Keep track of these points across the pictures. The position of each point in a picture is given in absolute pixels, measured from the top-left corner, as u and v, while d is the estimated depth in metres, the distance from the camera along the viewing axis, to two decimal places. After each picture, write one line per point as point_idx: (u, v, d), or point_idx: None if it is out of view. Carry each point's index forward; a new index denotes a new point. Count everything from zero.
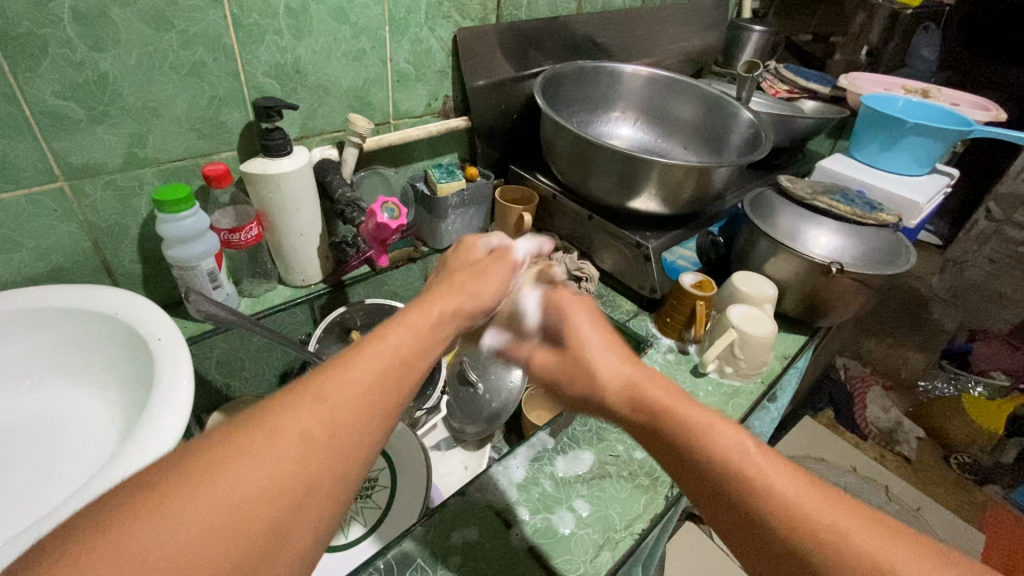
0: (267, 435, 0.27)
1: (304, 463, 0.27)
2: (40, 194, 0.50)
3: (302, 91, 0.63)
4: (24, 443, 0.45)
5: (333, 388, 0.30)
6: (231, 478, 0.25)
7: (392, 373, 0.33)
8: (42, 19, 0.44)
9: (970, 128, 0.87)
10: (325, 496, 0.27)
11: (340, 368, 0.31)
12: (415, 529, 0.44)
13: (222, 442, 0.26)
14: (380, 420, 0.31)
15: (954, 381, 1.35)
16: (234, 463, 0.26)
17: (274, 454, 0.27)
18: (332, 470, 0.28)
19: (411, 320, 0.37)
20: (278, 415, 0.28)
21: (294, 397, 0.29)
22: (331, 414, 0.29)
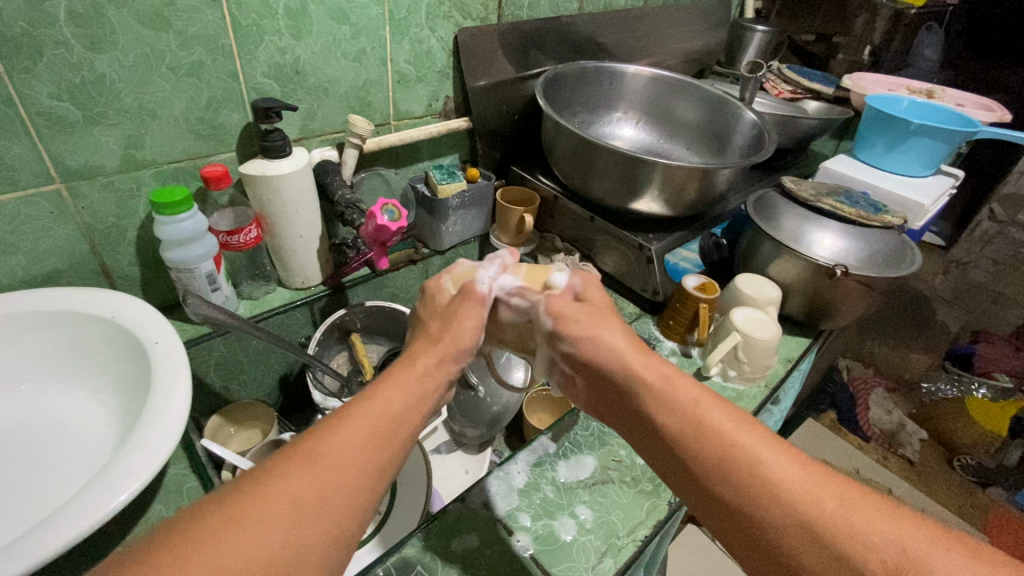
0: (267, 498, 0.28)
1: (305, 524, 0.28)
2: (36, 196, 0.50)
3: (302, 92, 0.63)
4: (21, 447, 0.45)
5: (331, 447, 0.31)
6: (236, 544, 0.26)
7: (388, 430, 0.34)
8: (38, 19, 0.44)
9: (975, 128, 0.86)
10: (326, 558, 0.28)
11: (338, 430, 0.32)
12: (414, 535, 0.44)
13: (221, 510, 0.27)
14: (378, 478, 0.32)
15: (958, 383, 1.33)
16: (236, 530, 0.26)
17: (277, 520, 0.27)
18: (335, 531, 0.29)
19: (405, 376, 0.38)
20: (276, 479, 0.29)
21: (294, 461, 0.30)
22: (328, 475, 0.30)
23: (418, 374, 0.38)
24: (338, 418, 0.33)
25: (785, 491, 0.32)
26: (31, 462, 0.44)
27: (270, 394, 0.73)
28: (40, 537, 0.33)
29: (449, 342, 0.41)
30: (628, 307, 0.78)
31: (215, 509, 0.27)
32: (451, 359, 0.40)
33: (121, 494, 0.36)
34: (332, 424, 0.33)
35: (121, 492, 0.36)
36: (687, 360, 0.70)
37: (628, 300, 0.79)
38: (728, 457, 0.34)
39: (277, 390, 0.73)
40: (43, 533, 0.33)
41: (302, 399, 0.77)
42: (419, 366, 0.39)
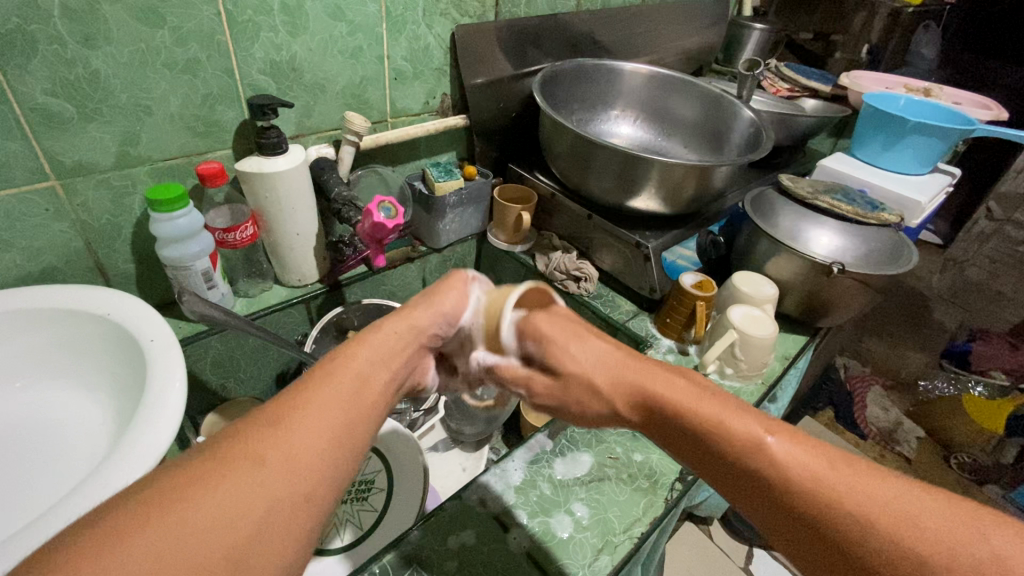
0: (235, 460, 0.28)
1: (279, 476, 0.28)
2: (31, 193, 0.50)
3: (298, 89, 0.62)
4: (15, 446, 0.44)
5: (299, 412, 0.31)
6: (203, 505, 0.25)
7: (358, 396, 0.34)
8: (31, 15, 0.43)
9: (972, 127, 0.86)
10: (305, 507, 0.28)
11: (307, 395, 0.32)
12: (411, 533, 0.44)
13: (186, 472, 0.27)
14: (353, 437, 0.32)
15: (954, 381, 1.34)
16: (202, 490, 0.26)
17: (244, 480, 0.27)
18: (306, 491, 0.29)
19: (373, 344, 0.38)
20: (243, 442, 0.29)
21: (262, 425, 0.30)
22: (300, 430, 0.30)
23: (386, 344, 0.39)
24: (307, 380, 0.34)
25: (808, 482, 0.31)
26: (25, 460, 0.44)
27: (268, 392, 0.73)
28: (34, 535, 0.33)
29: (421, 313, 0.43)
30: (625, 305, 0.78)
31: (179, 473, 0.27)
32: (418, 329, 0.42)
33: (116, 491, 0.35)
34: (301, 386, 0.33)
35: (116, 489, 0.36)
36: (684, 357, 0.70)
37: (625, 297, 0.79)
38: (761, 456, 0.33)
39: (274, 388, 0.73)
40: (38, 531, 0.33)
41: None
42: (386, 335, 0.40)
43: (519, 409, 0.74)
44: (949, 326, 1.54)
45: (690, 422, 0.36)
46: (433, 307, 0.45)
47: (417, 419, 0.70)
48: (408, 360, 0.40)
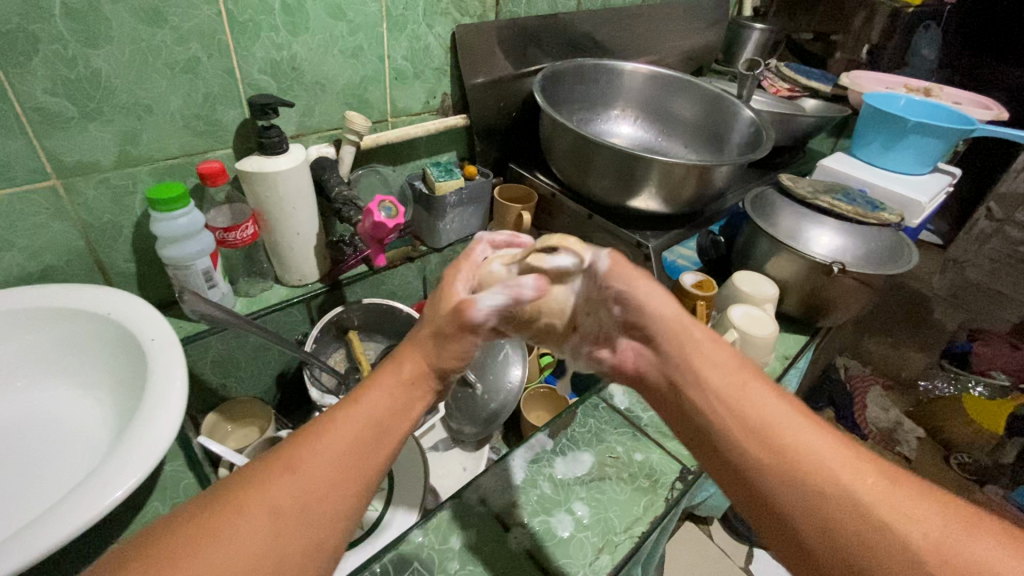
0: (246, 510, 0.28)
1: (286, 535, 0.28)
2: (32, 192, 0.50)
3: (298, 88, 0.62)
4: (16, 445, 0.44)
5: (314, 458, 0.31)
6: (214, 560, 0.26)
7: (375, 441, 0.34)
8: (33, 14, 0.44)
9: (972, 127, 0.87)
10: (309, 567, 0.28)
11: (322, 437, 0.32)
12: (411, 533, 0.44)
13: (198, 522, 0.27)
14: (364, 489, 0.32)
15: (954, 381, 1.34)
16: (213, 546, 0.26)
17: (255, 531, 0.27)
18: (315, 543, 0.29)
19: (392, 382, 0.37)
20: (257, 489, 0.29)
21: (276, 471, 0.30)
22: (312, 483, 0.30)
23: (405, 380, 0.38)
24: (323, 426, 0.33)
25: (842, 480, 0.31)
26: (26, 459, 0.44)
27: (268, 391, 0.73)
28: (34, 535, 0.33)
29: (443, 347, 0.40)
30: None
31: (193, 523, 0.27)
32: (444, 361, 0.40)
33: (117, 489, 0.35)
34: (318, 433, 0.33)
35: (116, 488, 0.36)
36: None
37: None
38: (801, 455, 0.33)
39: (274, 387, 0.73)
40: (39, 530, 0.33)
41: (299, 396, 0.77)
42: (408, 369, 0.39)
43: (519, 409, 0.75)
44: (949, 326, 1.54)
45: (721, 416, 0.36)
46: (447, 350, 0.40)
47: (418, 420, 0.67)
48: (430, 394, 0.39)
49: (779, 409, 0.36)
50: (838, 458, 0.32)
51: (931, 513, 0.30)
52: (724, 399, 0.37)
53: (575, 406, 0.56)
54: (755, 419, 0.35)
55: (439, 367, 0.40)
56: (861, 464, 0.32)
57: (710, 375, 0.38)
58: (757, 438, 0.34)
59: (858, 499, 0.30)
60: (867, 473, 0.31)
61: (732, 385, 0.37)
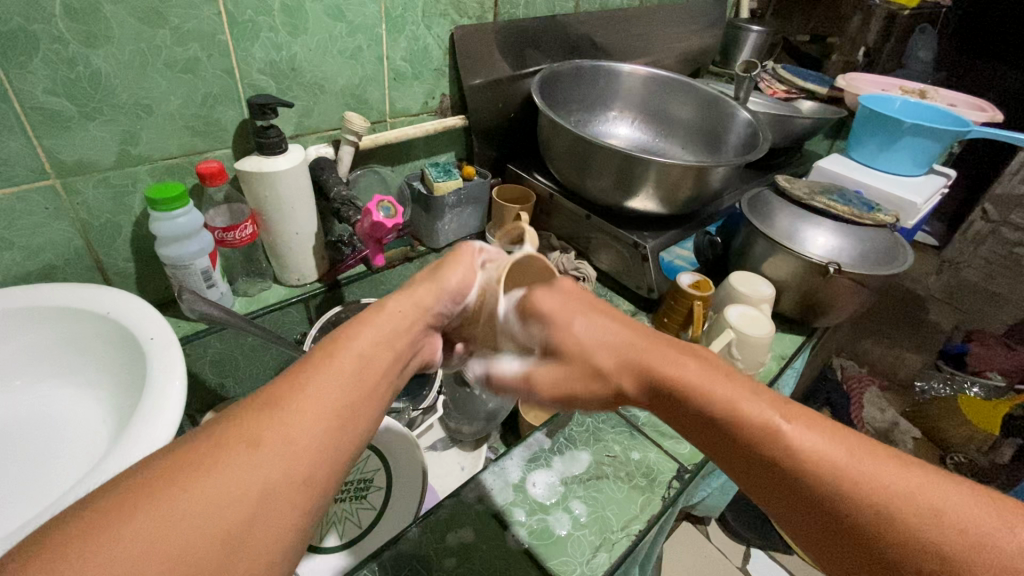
0: (231, 443, 0.28)
1: (270, 464, 0.27)
2: (31, 192, 0.50)
3: (297, 89, 0.63)
4: (15, 445, 0.45)
5: (298, 393, 0.31)
6: (197, 488, 0.25)
7: (358, 377, 0.33)
8: (33, 15, 0.44)
9: (967, 129, 0.87)
10: (298, 495, 0.28)
11: (307, 376, 0.32)
12: (409, 531, 0.44)
13: (182, 457, 0.27)
14: (350, 423, 0.32)
15: (950, 381, 1.33)
16: (196, 474, 0.26)
17: (241, 462, 0.27)
18: (305, 474, 0.28)
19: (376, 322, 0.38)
20: (241, 423, 0.29)
21: (261, 407, 0.30)
22: (297, 418, 0.30)
23: (391, 321, 0.38)
24: (307, 366, 0.33)
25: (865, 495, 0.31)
26: (25, 459, 0.44)
27: None
28: (33, 533, 0.33)
29: (427, 289, 0.42)
30: (623, 304, 0.78)
31: (176, 456, 0.27)
32: (424, 307, 0.41)
33: None
34: (301, 372, 0.32)
35: None
36: None
37: (623, 297, 0.80)
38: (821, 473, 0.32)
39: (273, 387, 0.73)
40: (37, 528, 0.33)
41: None
42: (389, 313, 0.39)
43: (517, 408, 0.75)
44: (945, 327, 1.55)
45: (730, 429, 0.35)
46: (436, 286, 0.42)
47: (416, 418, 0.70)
48: (414, 339, 0.39)
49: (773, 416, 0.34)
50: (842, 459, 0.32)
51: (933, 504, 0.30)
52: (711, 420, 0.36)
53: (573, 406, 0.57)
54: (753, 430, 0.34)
55: (425, 307, 0.41)
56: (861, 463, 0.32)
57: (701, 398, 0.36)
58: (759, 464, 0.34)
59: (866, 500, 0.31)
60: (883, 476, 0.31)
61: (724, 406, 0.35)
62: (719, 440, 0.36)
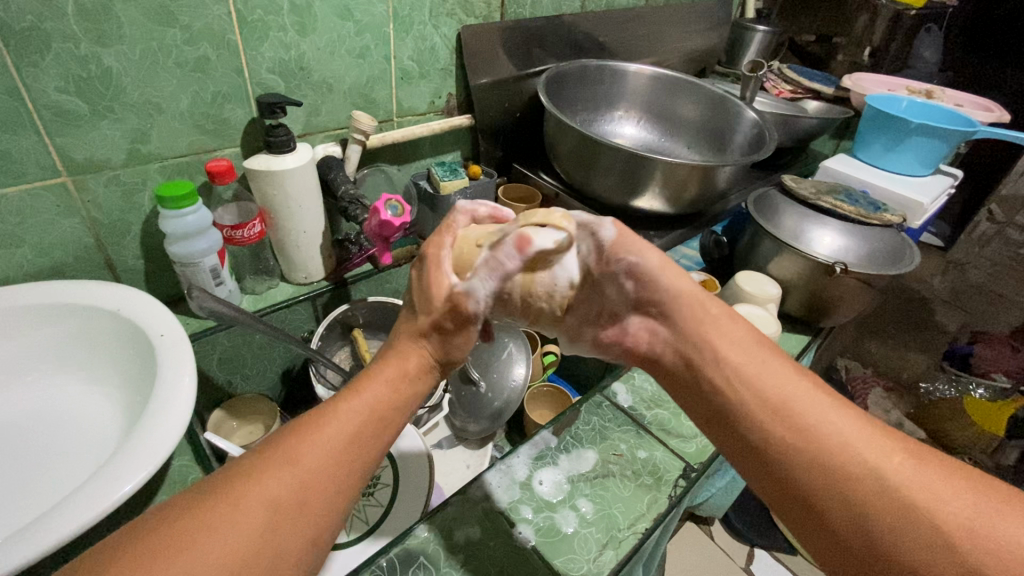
0: (227, 505, 0.28)
1: (279, 526, 0.29)
2: (42, 188, 0.50)
3: (305, 88, 0.63)
4: (26, 440, 0.45)
5: (313, 451, 0.32)
6: (206, 549, 0.26)
7: (368, 432, 0.34)
8: (46, 13, 0.44)
9: (974, 128, 0.87)
10: (300, 559, 0.29)
11: (316, 428, 0.33)
12: (417, 527, 0.44)
13: (190, 515, 0.27)
14: (355, 480, 0.33)
15: (955, 382, 1.33)
16: (203, 534, 0.27)
17: (256, 518, 0.28)
18: (310, 534, 0.30)
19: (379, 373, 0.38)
20: (255, 482, 0.29)
21: (274, 462, 0.31)
22: (307, 476, 0.31)
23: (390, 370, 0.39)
24: (324, 417, 0.34)
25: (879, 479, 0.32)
26: (36, 454, 0.44)
27: (273, 388, 0.74)
28: (48, 526, 0.33)
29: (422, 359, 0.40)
30: None
31: (177, 520, 0.27)
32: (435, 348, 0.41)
33: (126, 484, 0.36)
34: (320, 422, 0.33)
35: (126, 483, 0.36)
36: None
37: None
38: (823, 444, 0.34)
39: (280, 385, 0.74)
40: (48, 522, 0.33)
41: (304, 395, 0.78)
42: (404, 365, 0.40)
43: (522, 407, 0.75)
44: (951, 328, 1.54)
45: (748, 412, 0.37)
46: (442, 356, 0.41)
47: (422, 416, 0.67)
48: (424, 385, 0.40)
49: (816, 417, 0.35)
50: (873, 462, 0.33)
51: (965, 514, 0.30)
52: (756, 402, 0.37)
53: (579, 405, 0.57)
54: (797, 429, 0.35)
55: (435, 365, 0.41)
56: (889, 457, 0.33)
57: (726, 354, 0.40)
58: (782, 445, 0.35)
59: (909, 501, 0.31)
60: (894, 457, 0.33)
61: (747, 364, 0.39)
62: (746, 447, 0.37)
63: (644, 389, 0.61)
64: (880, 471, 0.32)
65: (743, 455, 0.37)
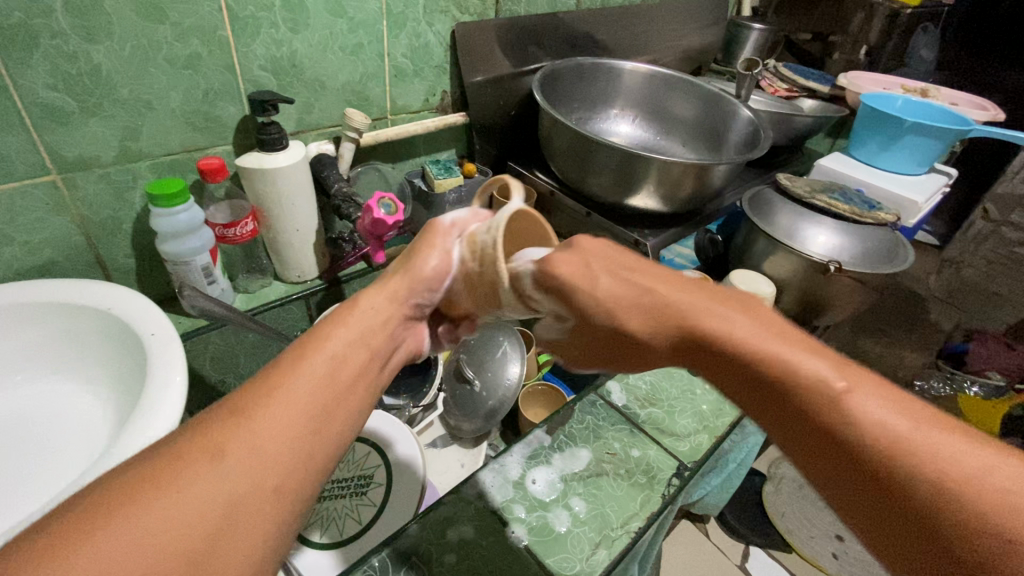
0: (192, 455, 0.26)
1: (235, 478, 0.26)
2: (31, 186, 0.50)
3: (298, 85, 0.63)
4: (16, 441, 0.45)
5: (267, 405, 0.29)
6: (158, 505, 0.24)
7: (328, 381, 0.32)
8: (33, 9, 0.44)
9: (968, 128, 0.87)
10: (265, 512, 0.27)
11: (270, 381, 0.30)
12: (408, 527, 0.42)
13: (143, 472, 0.25)
14: (321, 428, 0.30)
15: (950, 381, 1.31)
16: (157, 487, 0.24)
17: (207, 472, 0.26)
18: (275, 484, 0.27)
19: (349, 320, 0.36)
20: (207, 437, 0.27)
21: (226, 417, 0.28)
22: (262, 427, 0.28)
23: (369, 319, 0.37)
24: (272, 373, 0.31)
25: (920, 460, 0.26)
26: (27, 454, 0.44)
27: None
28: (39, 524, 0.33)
29: (399, 280, 0.40)
30: None
31: (139, 472, 0.25)
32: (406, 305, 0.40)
33: None
34: (270, 377, 0.31)
35: None
36: None
37: None
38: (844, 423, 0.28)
39: None
40: (38, 522, 0.33)
41: None
42: (364, 314, 0.37)
43: (517, 406, 0.76)
44: (945, 327, 1.55)
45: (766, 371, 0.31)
46: (410, 276, 0.40)
47: (416, 415, 0.70)
48: (391, 337, 0.38)
49: (828, 375, 0.30)
50: (894, 420, 0.28)
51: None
52: (761, 374, 0.31)
53: (573, 402, 0.56)
54: (807, 393, 0.29)
55: (402, 299, 0.39)
56: (930, 436, 0.27)
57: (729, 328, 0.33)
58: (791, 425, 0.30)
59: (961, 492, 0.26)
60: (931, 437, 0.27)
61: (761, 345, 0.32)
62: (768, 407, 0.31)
63: (637, 387, 0.60)
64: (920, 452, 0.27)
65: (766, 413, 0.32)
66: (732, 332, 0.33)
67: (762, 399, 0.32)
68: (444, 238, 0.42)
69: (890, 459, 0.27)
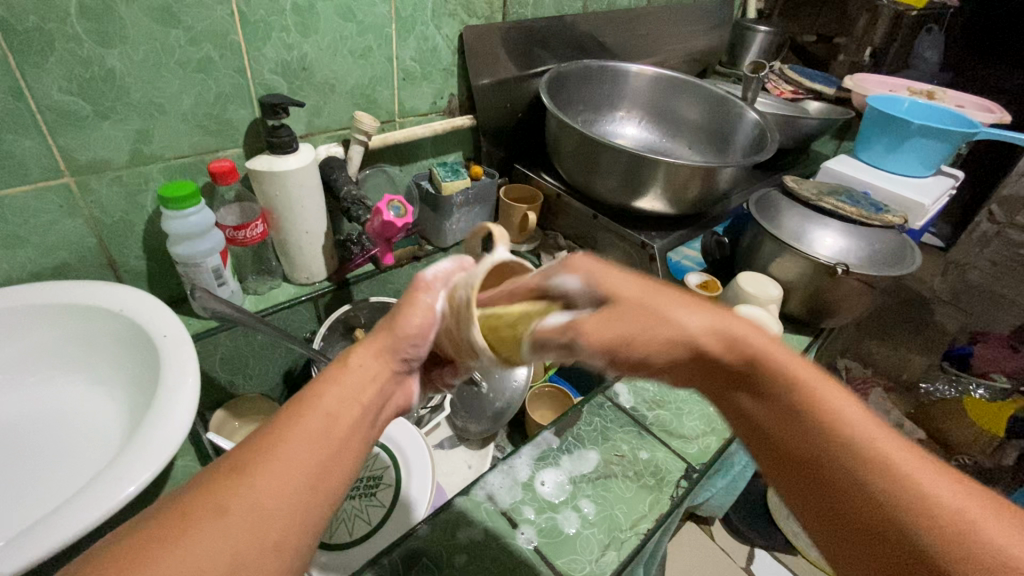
0: (190, 518, 0.26)
1: (235, 542, 0.26)
2: (45, 189, 0.50)
3: (308, 89, 0.63)
4: (28, 441, 0.45)
5: (263, 461, 0.29)
6: (157, 574, 0.24)
7: (327, 434, 0.32)
8: (50, 14, 0.44)
9: (975, 130, 0.87)
10: (267, 571, 0.27)
11: (265, 438, 0.31)
12: (420, 528, 0.44)
13: (143, 536, 0.25)
14: (321, 483, 0.30)
15: (956, 383, 1.34)
16: (157, 553, 0.25)
17: (203, 537, 0.26)
18: (274, 543, 0.27)
19: (340, 373, 0.36)
20: (202, 497, 0.27)
21: (221, 475, 0.28)
22: (258, 486, 0.28)
23: (362, 374, 0.36)
24: (267, 431, 0.31)
25: (917, 489, 0.29)
26: (38, 455, 0.44)
27: (275, 388, 0.74)
28: (55, 524, 0.33)
29: (386, 336, 0.39)
30: None
31: (141, 535, 0.25)
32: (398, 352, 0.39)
33: (129, 485, 0.36)
34: (266, 434, 0.31)
35: (129, 484, 0.36)
36: None
37: None
38: (848, 434, 0.31)
39: (283, 385, 0.74)
40: (54, 522, 0.33)
41: None
42: (359, 365, 0.37)
43: (524, 407, 0.76)
44: (951, 329, 1.55)
45: (775, 380, 0.33)
46: (394, 333, 0.39)
47: (424, 416, 0.68)
48: (385, 386, 0.38)
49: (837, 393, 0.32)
50: (897, 450, 0.30)
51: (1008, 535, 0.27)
52: (779, 395, 0.33)
53: (581, 405, 0.57)
54: (823, 413, 0.32)
55: (389, 353, 0.38)
56: (923, 469, 0.30)
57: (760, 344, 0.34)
58: (804, 447, 0.32)
59: (951, 517, 0.28)
60: (927, 471, 0.30)
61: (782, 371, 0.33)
62: (782, 424, 0.33)
63: (645, 390, 0.61)
64: (914, 482, 0.29)
65: (784, 440, 0.33)
66: (759, 350, 0.34)
67: (777, 416, 0.33)
68: (429, 294, 0.40)
69: (889, 485, 0.29)
